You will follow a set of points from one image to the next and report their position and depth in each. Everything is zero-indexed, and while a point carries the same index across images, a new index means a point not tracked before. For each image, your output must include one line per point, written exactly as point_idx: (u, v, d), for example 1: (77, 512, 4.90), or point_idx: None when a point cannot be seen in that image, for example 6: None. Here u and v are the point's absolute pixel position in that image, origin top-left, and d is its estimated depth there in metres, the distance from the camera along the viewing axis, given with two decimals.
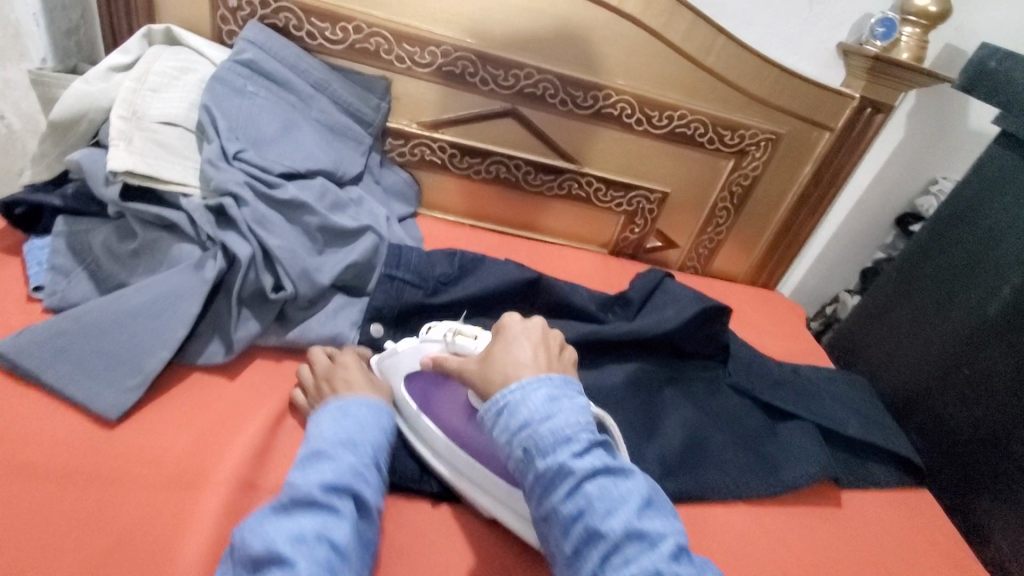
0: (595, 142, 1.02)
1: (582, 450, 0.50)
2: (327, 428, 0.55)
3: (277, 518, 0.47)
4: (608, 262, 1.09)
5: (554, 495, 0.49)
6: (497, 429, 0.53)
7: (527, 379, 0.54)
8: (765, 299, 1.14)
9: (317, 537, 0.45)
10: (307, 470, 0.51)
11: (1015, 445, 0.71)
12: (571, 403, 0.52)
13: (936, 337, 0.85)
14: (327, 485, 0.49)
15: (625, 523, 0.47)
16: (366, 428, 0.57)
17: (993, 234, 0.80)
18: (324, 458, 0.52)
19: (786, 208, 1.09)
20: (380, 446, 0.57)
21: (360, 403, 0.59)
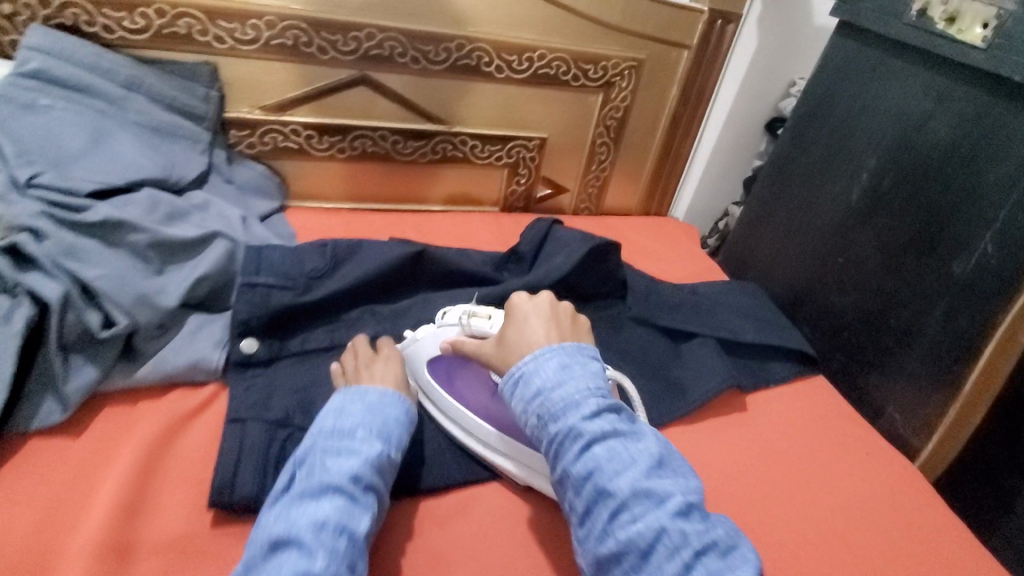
0: (459, 96, 0.96)
1: (593, 413, 0.52)
2: (359, 415, 0.56)
3: (300, 504, 0.49)
4: (501, 219, 1.05)
5: (565, 457, 0.51)
6: (513, 399, 0.56)
7: (541, 349, 0.57)
8: (660, 226, 1.15)
9: (338, 529, 0.47)
10: (334, 458, 0.52)
11: (891, 320, 0.75)
12: (583, 371, 0.55)
13: (811, 232, 0.88)
14: (353, 476, 0.50)
15: (634, 484, 0.49)
16: (396, 421, 0.58)
17: (845, 123, 0.83)
18: (351, 447, 0.53)
19: (662, 133, 1.10)
20: (407, 438, 0.58)
21: (381, 393, 0.59)
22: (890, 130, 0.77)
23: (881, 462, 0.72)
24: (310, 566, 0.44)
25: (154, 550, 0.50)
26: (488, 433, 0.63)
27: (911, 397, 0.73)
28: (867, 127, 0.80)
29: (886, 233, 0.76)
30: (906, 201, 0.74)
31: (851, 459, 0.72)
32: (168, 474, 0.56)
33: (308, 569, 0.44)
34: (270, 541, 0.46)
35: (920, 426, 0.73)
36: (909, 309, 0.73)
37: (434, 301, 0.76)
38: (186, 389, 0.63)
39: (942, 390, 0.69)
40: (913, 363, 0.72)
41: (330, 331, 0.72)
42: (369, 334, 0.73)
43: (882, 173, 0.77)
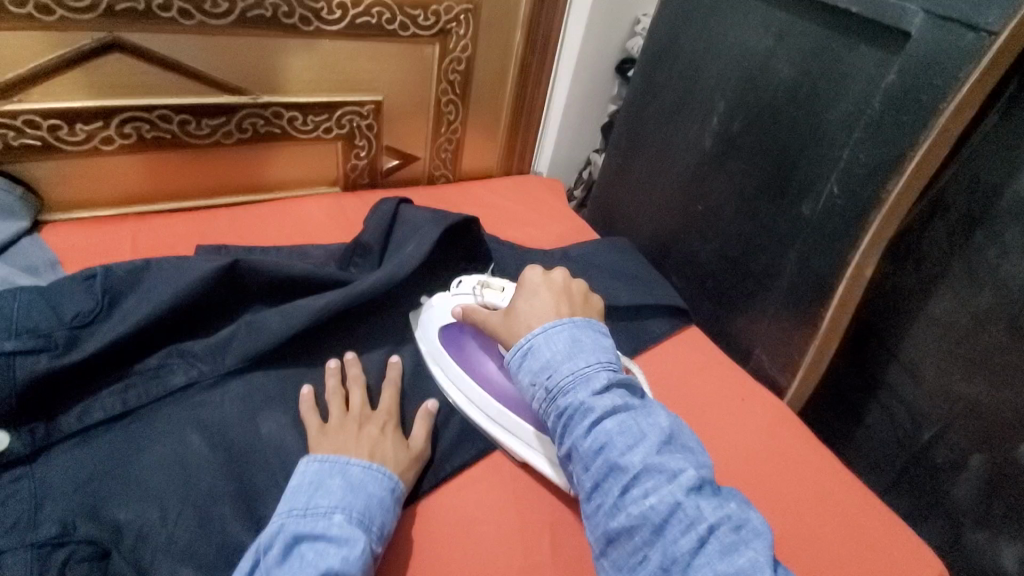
0: (259, 58, 0.77)
1: (603, 388, 0.50)
2: (336, 496, 0.48)
3: None
4: (342, 202, 0.89)
5: (574, 432, 0.49)
6: (521, 371, 0.54)
7: (551, 322, 0.55)
8: (525, 185, 1.07)
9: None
10: (310, 550, 0.44)
11: (752, 265, 0.75)
12: (593, 344, 0.53)
13: (670, 181, 0.86)
14: (331, 571, 0.43)
15: (645, 458, 0.47)
16: (380, 503, 0.50)
17: (693, 63, 0.79)
18: (329, 533, 0.45)
19: (512, 84, 0.99)
20: (391, 520, 0.50)
21: (358, 466, 0.51)
22: (734, 69, 0.74)
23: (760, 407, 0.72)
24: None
25: None
26: (514, 421, 0.61)
27: (776, 338, 0.74)
28: (713, 67, 0.77)
29: (739, 177, 0.75)
30: (757, 143, 0.72)
31: (736, 409, 0.72)
32: None
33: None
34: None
35: (785, 365, 0.74)
36: (767, 251, 0.73)
37: (260, 325, 0.60)
38: None
39: (802, 329, 0.71)
40: (774, 304, 0.73)
41: (120, 393, 0.55)
42: (178, 385, 0.56)
43: (732, 115, 0.75)
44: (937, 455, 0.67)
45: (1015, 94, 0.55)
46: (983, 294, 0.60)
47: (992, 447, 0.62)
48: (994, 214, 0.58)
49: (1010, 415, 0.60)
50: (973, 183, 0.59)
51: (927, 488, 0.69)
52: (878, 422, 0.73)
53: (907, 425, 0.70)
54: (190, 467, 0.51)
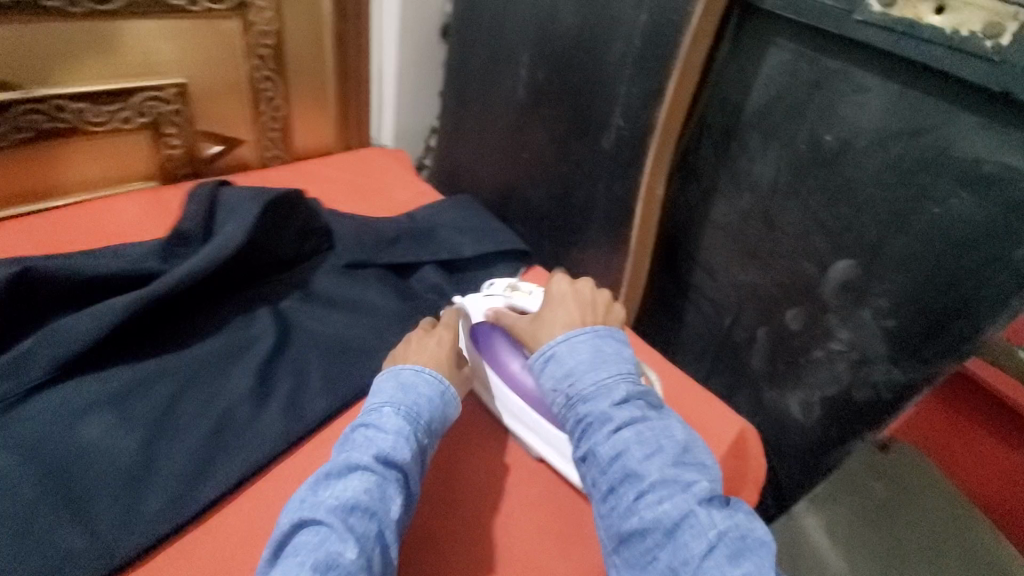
0: (26, 49, 0.70)
1: (623, 399, 0.53)
2: (388, 392, 0.54)
3: (325, 486, 0.47)
4: (158, 196, 0.84)
5: (594, 437, 0.52)
6: (544, 377, 0.57)
7: (574, 331, 0.58)
8: (365, 157, 1.07)
9: (365, 513, 0.45)
10: (368, 435, 0.50)
11: (575, 200, 0.83)
12: (614, 358, 0.56)
13: (497, 134, 0.91)
14: (380, 456, 0.49)
15: (660, 468, 0.48)
16: (429, 403, 0.55)
17: (495, 21, 0.84)
18: (380, 423, 0.52)
19: (332, 56, 0.98)
20: (440, 420, 0.55)
21: (411, 370, 0.57)
22: (532, 22, 0.79)
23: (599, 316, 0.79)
24: (338, 554, 0.41)
25: None
26: (532, 418, 0.63)
27: (601, 263, 0.83)
28: (513, 22, 0.82)
29: (551, 122, 0.82)
30: (558, 88, 0.79)
31: None
32: None
33: (335, 556, 0.41)
34: (292, 523, 0.44)
35: (613, 285, 0.83)
36: (583, 185, 0.81)
37: (67, 329, 0.57)
38: None
39: (619, 250, 0.80)
40: (596, 232, 0.82)
41: None
42: None
43: (535, 65, 0.81)
44: (736, 334, 0.80)
45: (739, 23, 0.66)
46: (744, 194, 0.72)
47: (769, 318, 0.75)
48: (741, 127, 0.69)
49: (777, 289, 0.73)
50: (724, 104, 0.70)
51: (733, 364, 0.83)
52: (694, 318, 0.85)
53: (713, 316, 0.82)
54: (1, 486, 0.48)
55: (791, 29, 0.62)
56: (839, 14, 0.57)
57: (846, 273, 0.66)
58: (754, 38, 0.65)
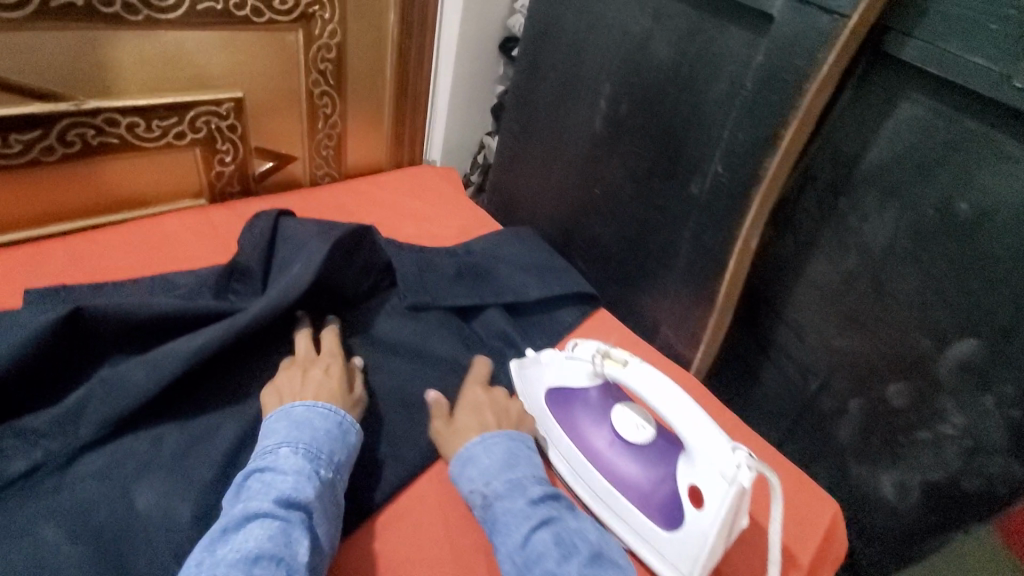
0: (78, 58, 0.64)
1: (540, 498, 0.50)
2: (281, 434, 0.49)
3: (223, 540, 0.41)
4: (208, 216, 0.78)
5: (509, 541, 0.48)
6: (461, 480, 0.53)
7: (489, 432, 0.56)
8: (417, 176, 1.01)
9: (272, 561, 0.39)
10: (260, 482, 0.45)
11: (651, 244, 0.77)
12: (529, 461, 0.54)
13: (565, 166, 0.85)
14: (281, 498, 0.43)
15: (579, 569, 0.45)
16: (327, 436, 0.50)
17: (574, 47, 0.78)
18: (278, 466, 0.46)
19: (393, 71, 0.92)
20: (343, 453, 0.51)
21: (302, 404, 0.52)
22: (617, 51, 0.73)
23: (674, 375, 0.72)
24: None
25: None
26: (624, 505, 0.58)
27: (676, 314, 0.77)
28: (594, 49, 0.76)
29: (631, 160, 0.75)
30: (643, 124, 0.73)
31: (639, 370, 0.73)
32: None
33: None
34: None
35: (688, 338, 0.77)
36: (662, 230, 0.75)
37: (116, 379, 0.51)
38: None
39: (700, 303, 0.73)
40: (674, 281, 0.75)
41: None
42: (20, 471, 0.47)
43: (618, 98, 0.75)
44: (823, 402, 0.73)
45: (866, 71, 0.59)
46: (849, 256, 0.65)
47: (866, 391, 0.68)
48: (854, 183, 0.63)
49: (878, 360, 0.66)
50: (835, 156, 0.64)
51: (813, 433, 0.75)
52: (772, 379, 0.78)
53: (796, 380, 0.75)
54: (47, 569, 0.43)
55: (927, 83, 0.56)
56: (993, 76, 0.50)
57: (968, 353, 0.58)
58: (881, 90, 0.59)
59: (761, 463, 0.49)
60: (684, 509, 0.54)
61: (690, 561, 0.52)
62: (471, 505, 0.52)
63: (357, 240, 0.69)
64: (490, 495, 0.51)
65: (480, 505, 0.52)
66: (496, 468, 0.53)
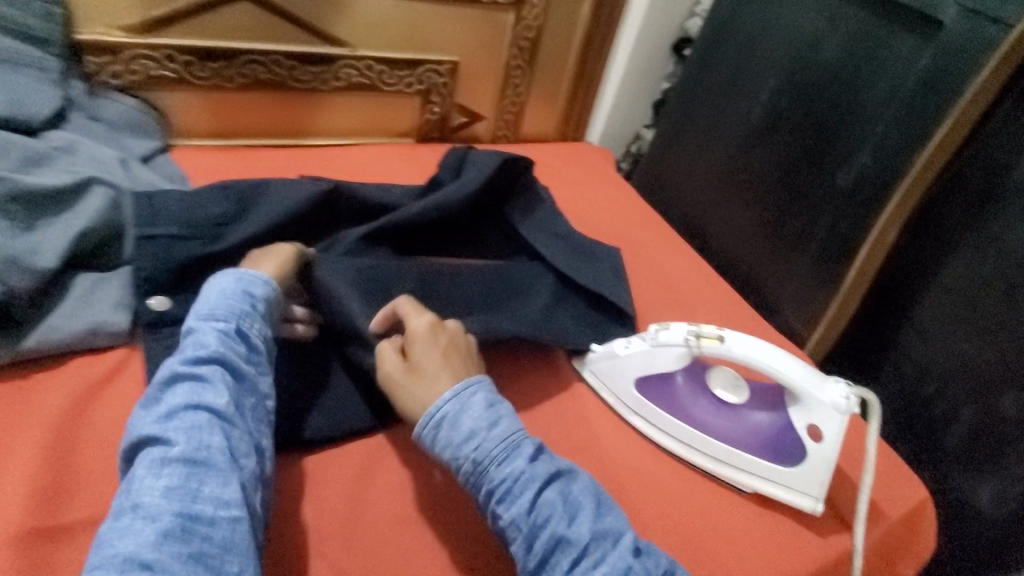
0: (362, 17, 0.88)
1: (535, 457, 0.48)
2: (191, 314, 0.52)
3: (147, 405, 0.46)
4: (417, 151, 1.00)
5: (514, 505, 0.46)
6: (438, 445, 0.49)
7: (460, 385, 0.51)
8: (577, 150, 1.15)
9: (192, 408, 0.44)
10: (177, 352, 0.49)
11: (786, 229, 0.82)
12: (508, 409, 0.51)
13: (713, 152, 0.93)
14: (189, 361, 0.47)
15: (590, 527, 0.45)
16: (227, 297, 0.53)
17: (744, 46, 0.87)
18: (196, 335, 0.49)
19: (576, 57, 1.08)
20: (242, 307, 0.52)
21: (216, 288, 0.54)
22: (786, 50, 0.81)
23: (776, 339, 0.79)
24: (168, 451, 0.42)
25: (85, 526, 0.45)
26: (746, 459, 0.58)
27: (799, 297, 0.82)
28: (764, 48, 0.84)
29: (782, 150, 0.82)
30: (798, 117, 0.80)
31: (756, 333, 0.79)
32: (88, 445, 0.50)
33: (167, 452, 0.42)
34: (125, 452, 0.44)
35: (809, 320, 0.81)
36: (800, 217, 0.81)
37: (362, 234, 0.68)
38: (91, 356, 0.56)
39: (827, 286, 0.78)
40: (803, 265, 0.81)
41: None
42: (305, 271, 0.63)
43: (778, 93, 0.82)
44: (937, 405, 0.73)
45: None
46: (987, 261, 0.67)
47: (981, 398, 0.68)
48: (1005, 191, 0.64)
49: (1000, 368, 0.66)
50: (988, 163, 0.66)
51: (920, 436, 0.76)
52: (888, 378, 0.79)
53: (911, 380, 0.76)
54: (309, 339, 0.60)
55: None
56: None
57: None
58: None
59: (861, 386, 0.55)
60: (803, 444, 0.57)
61: (818, 484, 0.56)
62: (456, 471, 0.48)
63: (519, 174, 0.80)
64: (482, 460, 0.47)
65: (469, 470, 0.48)
66: (480, 428, 0.48)
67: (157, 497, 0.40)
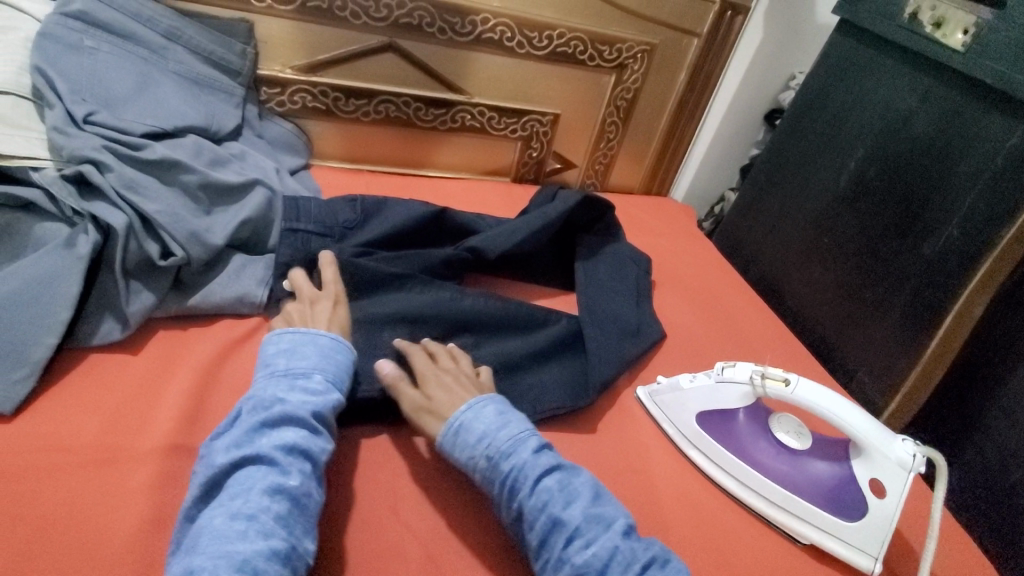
0: (483, 72, 1.02)
1: (537, 449, 0.53)
2: (310, 359, 0.55)
3: (258, 432, 0.49)
4: (512, 189, 1.11)
5: (519, 492, 0.50)
6: (456, 447, 0.54)
7: (477, 397, 0.56)
8: (660, 204, 1.21)
9: (302, 454, 0.49)
10: (289, 391, 0.53)
11: (868, 295, 0.83)
12: (517, 416, 0.55)
13: (796, 216, 0.96)
14: (314, 411, 0.52)
15: (583, 511, 0.49)
16: (346, 366, 0.58)
17: (835, 117, 0.91)
18: (310, 382, 0.54)
19: (668, 118, 1.16)
20: (349, 377, 0.57)
21: (321, 340, 0.58)
22: (878, 123, 0.84)
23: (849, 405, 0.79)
24: (282, 483, 0.46)
25: None
26: (802, 506, 0.58)
27: (876, 364, 0.81)
28: (853, 120, 0.88)
29: (867, 216, 0.84)
30: (887, 186, 0.81)
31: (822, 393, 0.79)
32: (221, 391, 0.60)
33: (283, 483, 0.46)
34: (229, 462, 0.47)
35: (886, 389, 0.80)
36: (883, 284, 0.81)
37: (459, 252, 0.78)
38: (231, 321, 0.67)
39: (905, 357, 0.77)
40: (884, 332, 0.80)
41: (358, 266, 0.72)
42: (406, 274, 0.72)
43: (867, 163, 0.85)
44: None
45: None
46: None
47: None
48: None
49: None
50: None
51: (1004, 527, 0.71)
52: (970, 460, 0.75)
53: (995, 466, 0.72)
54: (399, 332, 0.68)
55: None
56: None
57: None
58: None
59: (930, 445, 0.53)
60: (865, 499, 0.56)
61: (878, 542, 0.55)
62: (472, 467, 0.53)
63: (597, 216, 0.89)
64: (494, 454, 0.52)
65: (484, 465, 0.52)
66: (492, 428, 0.53)
67: (272, 518, 0.44)
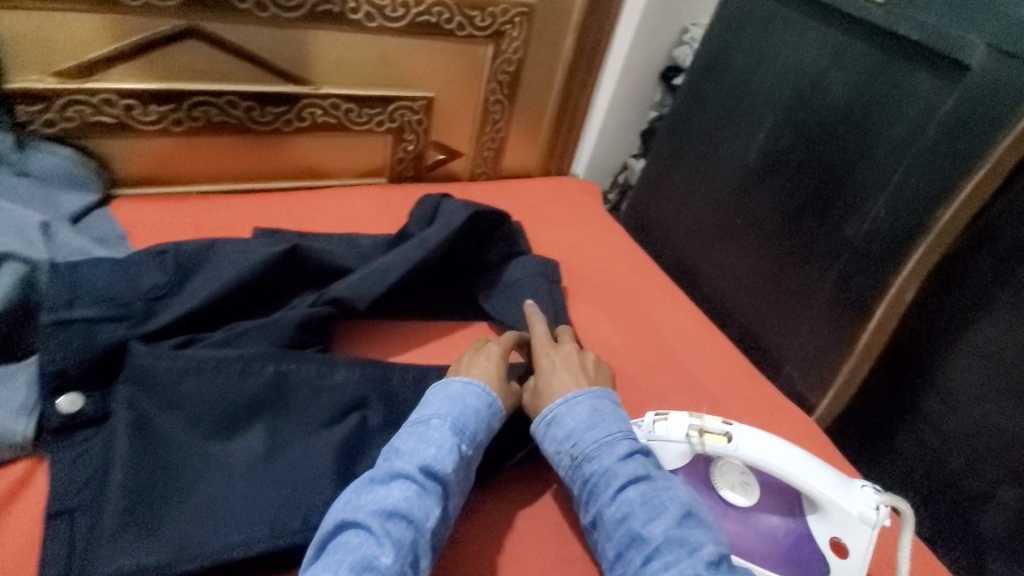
0: (328, 56, 0.81)
1: (627, 455, 0.48)
2: (435, 404, 0.51)
3: (366, 487, 0.45)
4: (387, 193, 0.92)
5: (600, 499, 0.47)
6: (543, 439, 0.52)
7: (573, 391, 0.53)
8: (561, 185, 1.07)
9: (403, 519, 0.42)
10: (409, 442, 0.48)
11: (793, 280, 0.75)
12: (614, 415, 0.51)
13: (709, 193, 0.87)
14: (425, 466, 0.46)
15: (667, 530, 0.44)
16: (476, 413, 0.50)
17: (740, 80, 0.81)
18: (426, 432, 0.48)
19: (559, 88, 1.01)
20: (485, 432, 0.50)
21: (447, 385, 0.53)
22: (789, 87, 0.74)
23: (781, 409, 0.72)
24: (375, 559, 0.40)
25: None
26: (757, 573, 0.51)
27: (808, 354, 0.75)
28: (761, 83, 0.78)
29: (785, 193, 0.75)
30: (804, 159, 0.73)
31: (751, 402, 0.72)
32: None
33: (374, 560, 0.40)
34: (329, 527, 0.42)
35: (818, 383, 0.74)
36: (809, 268, 0.73)
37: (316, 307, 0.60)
38: None
39: (838, 349, 0.71)
40: (815, 320, 0.73)
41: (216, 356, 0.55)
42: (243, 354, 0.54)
43: (780, 132, 0.76)
44: (967, 480, 0.66)
45: None
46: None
47: None
48: None
49: None
50: None
51: (946, 512, 0.68)
52: (907, 444, 0.72)
53: (935, 450, 0.69)
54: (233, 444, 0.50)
55: None
56: None
57: None
58: None
59: (893, 494, 0.47)
60: (825, 558, 0.49)
61: None
62: (555, 464, 0.51)
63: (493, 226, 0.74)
64: (578, 456, 0.49)
65: (568, 464, 0.50)
66: (580, 428, 0.50)
67: None
